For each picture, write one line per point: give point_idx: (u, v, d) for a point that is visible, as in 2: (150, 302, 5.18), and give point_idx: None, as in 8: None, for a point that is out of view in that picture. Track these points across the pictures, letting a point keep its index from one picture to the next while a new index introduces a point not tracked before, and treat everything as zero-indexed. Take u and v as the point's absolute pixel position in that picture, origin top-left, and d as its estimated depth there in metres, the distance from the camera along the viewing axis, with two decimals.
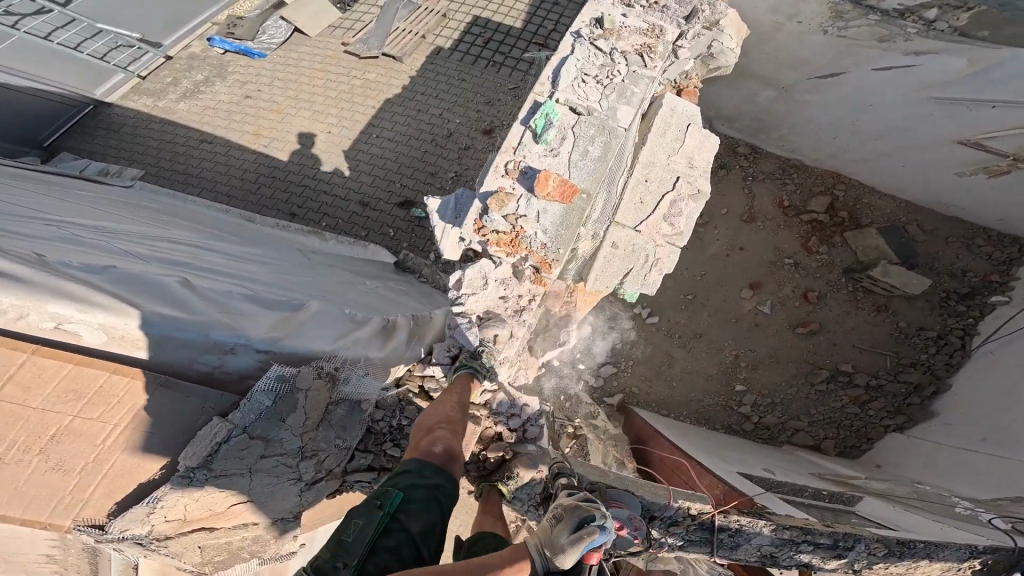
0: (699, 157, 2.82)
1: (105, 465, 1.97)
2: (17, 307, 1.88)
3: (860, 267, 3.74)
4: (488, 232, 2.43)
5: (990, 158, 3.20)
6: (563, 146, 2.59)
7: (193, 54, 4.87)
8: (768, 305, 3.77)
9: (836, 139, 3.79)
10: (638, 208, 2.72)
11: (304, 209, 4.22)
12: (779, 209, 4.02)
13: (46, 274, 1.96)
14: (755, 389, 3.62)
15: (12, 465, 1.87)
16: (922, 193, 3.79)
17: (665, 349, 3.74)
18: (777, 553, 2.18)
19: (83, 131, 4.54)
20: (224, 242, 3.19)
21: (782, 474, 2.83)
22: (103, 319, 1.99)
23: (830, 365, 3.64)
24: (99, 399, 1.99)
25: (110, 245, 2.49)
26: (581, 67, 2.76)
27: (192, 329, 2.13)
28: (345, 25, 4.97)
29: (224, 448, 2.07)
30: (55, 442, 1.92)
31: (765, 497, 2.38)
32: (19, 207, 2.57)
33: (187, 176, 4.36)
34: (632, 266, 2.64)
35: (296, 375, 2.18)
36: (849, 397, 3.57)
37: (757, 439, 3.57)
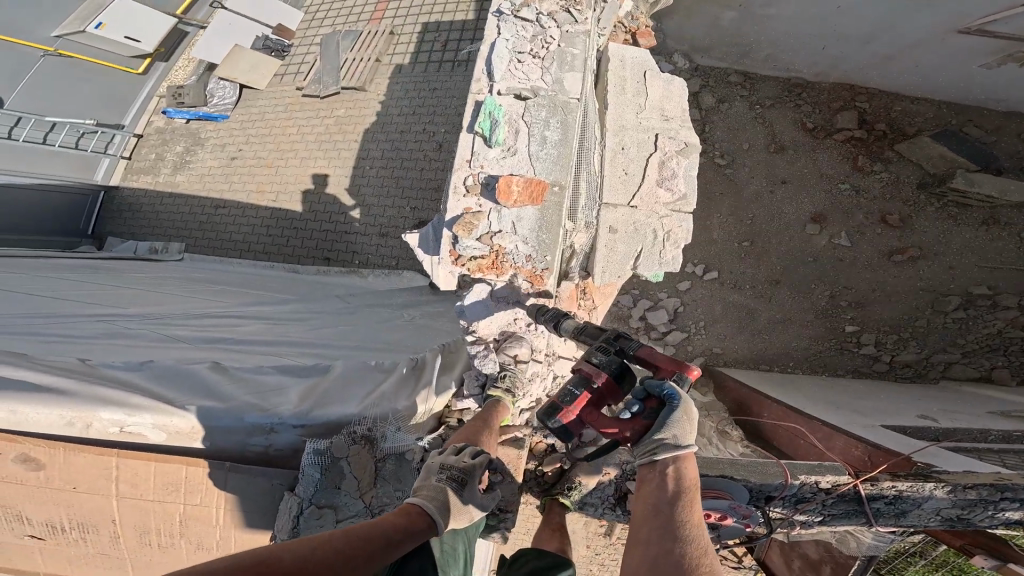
0: (671, 105, 2.65)
1: (231, 540, 2.08)
2: (78, 417, 1.96)
3: (935, 180, 3.44)
4: (466, 261, 2.18)
5: (999, 43, 3.06)
6: (518, 141, 2.28)
7: (160, 129, 4.81)
8: (843, 236, 3.50)
9: (827, 48, 3.48)
10: (624, 179, 2.50)
11: (336, 250, 4.15)
12: (807, 133, 3.71)
13: (86, 382, 1.99)
14: (871, 327, 3.39)
15: (169, 549, 2.09)
16: (961, 89, 3.48)
17: (742, 303, 3.52)
18: (967, 514, 1.90)
19: (114, 216, 4.62)
20: (264, 303, 3.09)
21: (944, 419, 2.52)
22: (151, 419, 1.99)
23: (960, 290, 3.33)
24: (190, 488, 2.01)
25: (155, 330, 2.47)
26: (513, 47, 2.41)
27: (227, 416, 2.04)
28: (291, 71, 4.89)
29: (302, 521, 1.96)
30: (184, 526, 2.06)
31: (932, 453, 2.06)
32: (79, 302, 2.59)
33: (223, 242, 4.35)
34: (641, 246, 2.44)
35: (331, 445, 2.01)
36: (1002, 320, 3.23)
37: (903, 379, 3.35)
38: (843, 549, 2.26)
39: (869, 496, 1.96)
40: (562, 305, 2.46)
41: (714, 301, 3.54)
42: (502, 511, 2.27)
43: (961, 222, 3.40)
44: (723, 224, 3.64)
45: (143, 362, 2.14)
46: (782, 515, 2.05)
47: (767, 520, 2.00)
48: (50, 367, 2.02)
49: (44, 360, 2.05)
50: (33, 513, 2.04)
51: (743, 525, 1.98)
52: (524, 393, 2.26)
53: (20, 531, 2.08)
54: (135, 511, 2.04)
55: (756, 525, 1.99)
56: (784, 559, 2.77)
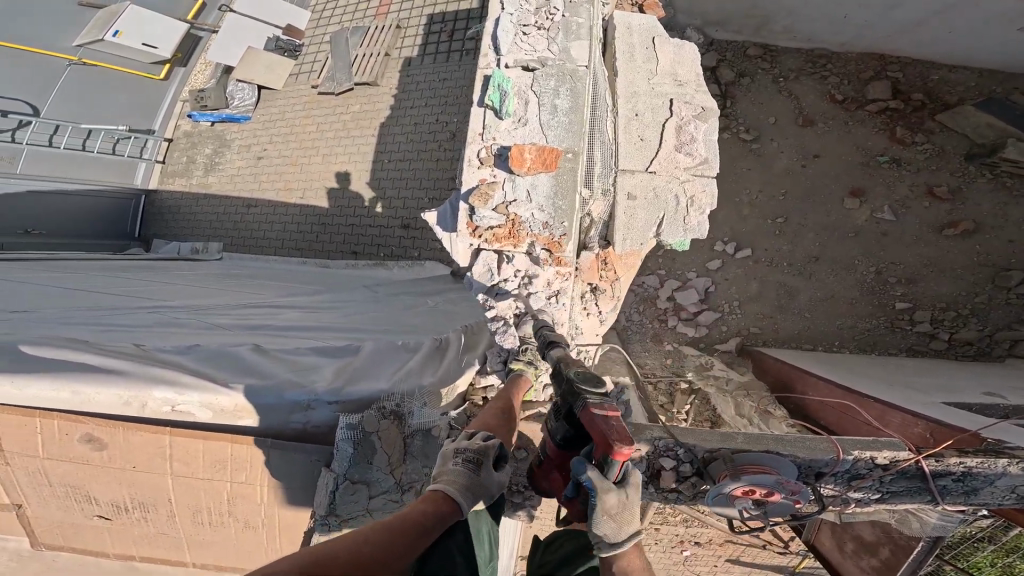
0: (684, 71, 2.62)
1: (275, 519, 2.19)
2: (134, 397, 2.01)
3: (986, 151, 3.25)
4: (483, 232, 2.24)
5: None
6: (529, 112, 2.30)
7: (188, 132, 4.89)
8: (886, 209, 3.37)
9: (853, 17, 3.35)
10: (641, 146, 2.48)
11: (363, 244, 4.20)
12: (835, 105, 3.58)
13: (142, 363, 2.02)
14: (925, 304, 3.26)
15: (220, 525, 2.22)
16: (1002, 53, 3.29)
17: (779, 283, 3.44)
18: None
19: (157, 218, 4.76)
20: (298, 295, 3.15)
21: (1014, 397, 2.41)
22: (198, 397, 2.03)
23: (1019, 265, 3.18)
24: (236, 466, 2.10)
25: (200, 319, 2.50)
26: (518, 20, 2.41)
27: (267, 393, 2.08)
28: (305, 69, 4.92)
29: (338, 497, 2.06)
30: (232, 503, 2.17)
31: (997, 428, 1.99)
32: (129, 297, 2.66)
33: (257, 241, 4.45)
34: (663, 213, 2.39)
35: (361, 419, 2.05)
36: None
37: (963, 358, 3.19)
38: (904, 530, 2.20)
39: (934, 473, 1.89)
40: (580, 278, 2.53)
41: (747, 280, 3.47)
42: (529, 489, 2.25)
43: (1017, 193, 3.24)
44: (751, 200, 3.56)
45: (192, 346, 2.15)
46: (835, 492, 2.02)
47: (817, 496, 1.97)
48: (110, 351, 2.04)
49: (107, 347, 2.07)
50: (100, 493, 2.17)
51: (793, 501, 2.00)
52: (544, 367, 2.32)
53: (88, 511, 2.21)
54: (188, 489, 2.15)
55: (807, 502, 2.00)
56: (835, 540, 2.73)
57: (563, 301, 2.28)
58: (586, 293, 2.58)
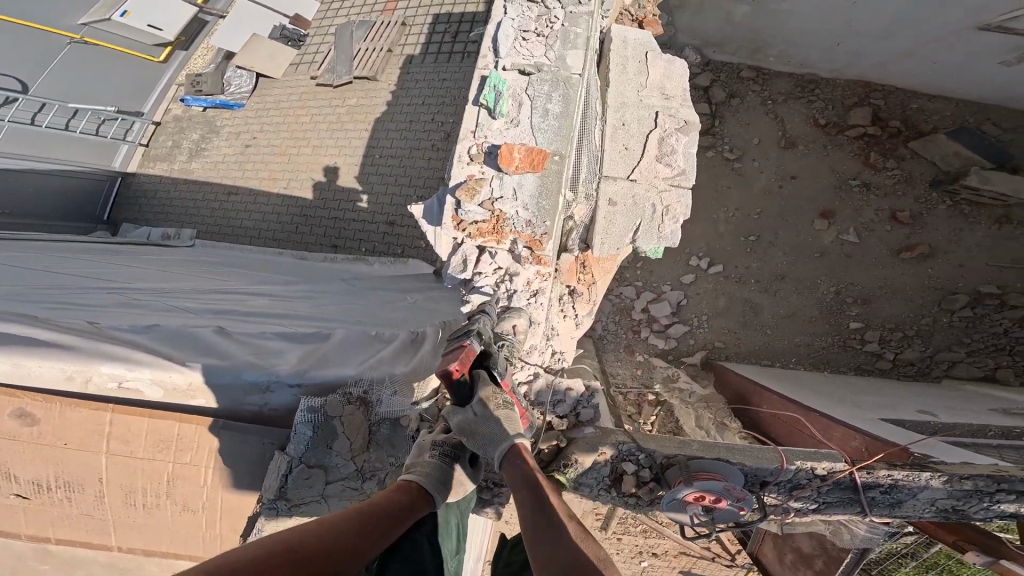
0: (670, 85, 2.63)
1: (216, 501, 2.14)
2: (78, 372, 2.00)
3: (949, 178, 3.37)
4: (467, 226, 2.21)
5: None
6: (522, 114, 2.30)
7: (177, 117, 4.84)
8: (851, 231, 3.47)
9: (843, 44, 3.46)
10: (624, 155, 2.47)
11: (344, 238, 4.18)
12: (817, 129, 3.67)
13: (90, 338, 2.00)
14: (876, 324, 3.35)
15: (155, 507, 2.16)
16: (977, 85, 3.39)
17: (745, 298, 3.51)
18: (962, 506, 1.89)
19: (130, 202, 4.67)
20: (272, 284, 3.13)
21: (945, 415, 2.51)
22: (149, 375, 2.01)
23: (967, 289, 3.27)
24: (179, 447, 2.08)
25: (167, 302, 2.47)
26: (519, 25, 2.44)
27: (226, 372, 2.05)
28: (306, 60, 4.91)
29: (291, 481, 2.01)
30: (171, 485, 2.13)
31: (926, 444, 2.07)
32: (93, 279, 2.63)
33: (234, 229, 4.40)
34: (640, 220, 2.39)
35: (324, 404, 2.00)
36: (1010, 319, 3.17)
37: (903, 377, 3.29)
38: (836, 541, 2.31)
39: (865, 484, 1.95)
40: (560, 278, 2.65)
41: (716, 295, 3.53)
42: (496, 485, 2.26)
43: (972, 221, 3.34)
44: (727, 211, 3.64)
45: (149, 326, 2.11)
46: (777, 501, 2.06)
47: (759, 504, 2.01)
48: (62, 327, 2.02)
49: (60, 322, 2.05)
50: (23, 471, 2.11)
51: (736, 508, 2.00)
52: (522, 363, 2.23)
53: (9, 486, 2.14)
54: (124, 469, 2.11)
55: (750, 509, 2.01)
56: (777, 553, 2.77)
57: (542, 300, 2.24)
58: (564, 296, 2.72)
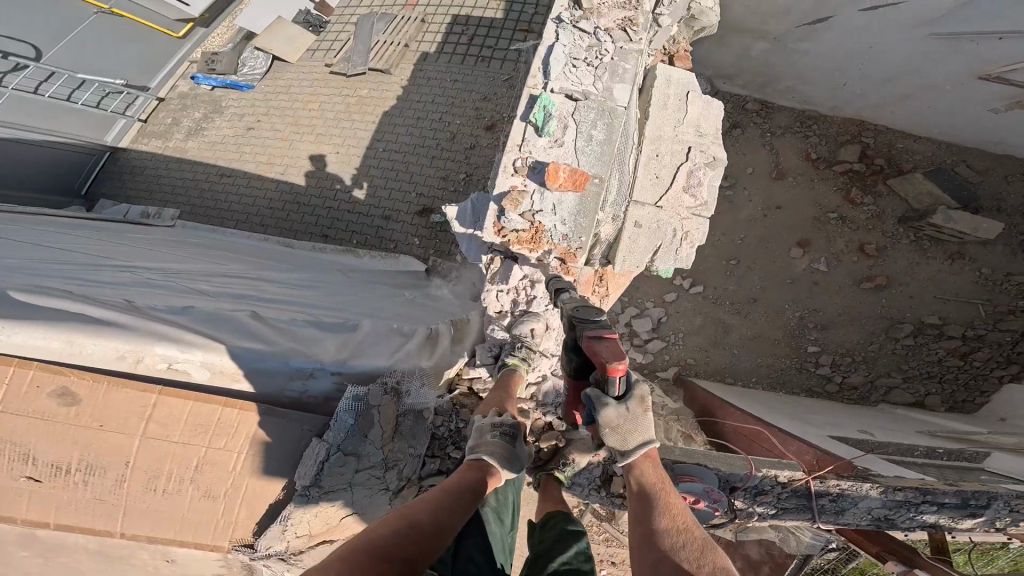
0: (707, 124, 2.63)
1: (243, 489, 2.04)
2: (132, 351, 2.02)
3: (917, 215, 3.55)
4: (508, 233, 2.27)
5: (1014, 90, 3.06)
6: (567, 136, 2.34)
7: (182, 94, 4.94)
8: (823, 260, 3.62)
9: (849, 87, 3.60)
10: (655, 184, 2.53)
11: (335, 228, 4.25)
12: (807, 163, 3.84)
13: (143, 318, 2.09)
14: (832, 349, 3.51)
15: (176, 494, 2.00)
16: (969, 131, 3.52)
17: (717, 318, 3.65)
18: (893, 515, 2.03)
19: (113, 176, 4.70)
20: (274, 271, 3.19)
21: (882, 435, 2.68)
22: (199, 357, 2.07)
23: (913, 319, 3.46)
24: (220, 431, 2.02)
25: (184, 284, 2.53)
26: (570, 53, 2.47)
27: (274, 359, 2.15)
28: (322, 47, 4.96)
29: (327, 468, 2.03)
30: (199, 472, 2.01)
31: (867, 459, 2.26)
32: (92, 257, 2.64)
33: (221, 213, 4.44)
34: (660, 242, 2.48)
35: (367, 393, 2.11)
36: (946, 349, 3.40)
37: (844, 399, 3.49)
38: (785, 547, 2.43)
39: (817, 493, 2.07)
40: (580, 289, 2.51)
41: (695, 313, 3.67)
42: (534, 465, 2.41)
43: (930, 255, 3.53)
44: (723, 232, 3.79)
45: (186, 308, 2.24)
46: (741, 506, 2.18)
47: (729, 507, 2.14)
48: (100, 305, 2.09)
49: (95, 297, 2.15)
50: (45, 453, 1.94)
51: (712, 509, 2.09)
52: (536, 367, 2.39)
53: (19, 472, 1.94)
54: (157, 453, 1.99)
55: (722, 512, 2.12)
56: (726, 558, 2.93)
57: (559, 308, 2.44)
58: None
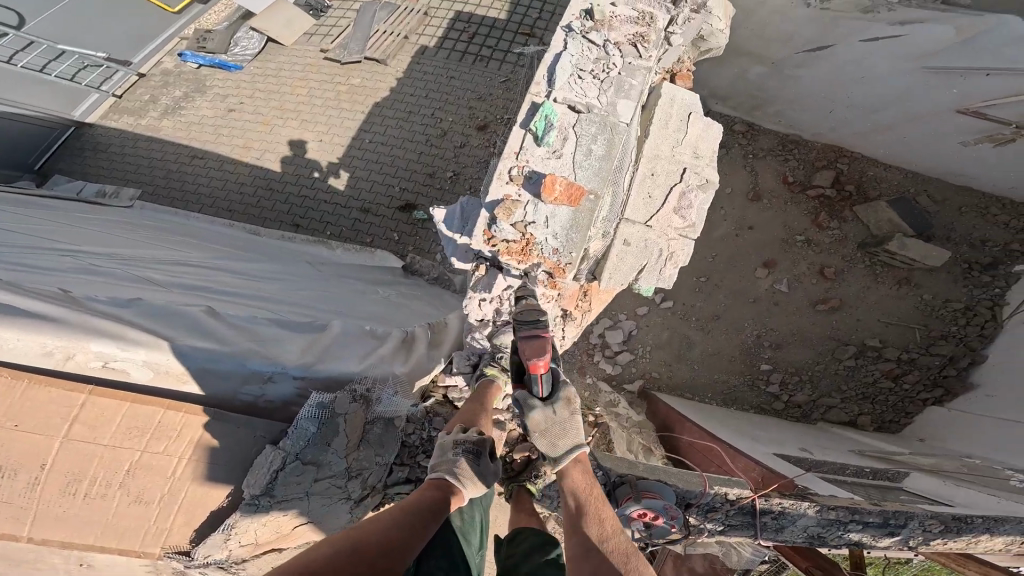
0: (705, 146, 2.68)
1: (180, 494, 1.97)
2: (60, 347, 1.90)
3: (875, 241, 3.71)
4: (497, 242, 2.21)
5: (992, 126, 3.20)
6: (566, 147, 2.31)
7: (166, 71, 4.78)
8: (784, 281, 3.76)
9: (833, 113, 3.76)
10: (647, 202, 2.55)
11: (307, 218, 4.17)
12: (784, 185, 3.97)
13: (81, 313, 1.97)
14: (782, 367, 3.63)
15: (98, 499, 1.91)
16: (929, 163, 3.72)
17: (682, 333, 3.75)
18: (824, 533, 2.13)
19: (70, 153, 4.48)
20: (235, 260, 3.13)
21: (819, 453, 2.81)
22: (143, 356, 1.97)
23: (856, 341, 3.62)
24: (159, 434, 1.96)
25: (129, 273, 2.45)
26: (576, 63, 2.45)
27: (230, 361, 2.09)
28: (321, 32, 4.87)
29: (281, 477, 2.00)
30: (132, 476, 1.93)
31: (806, 477, 2.34)
32: (33, 238, 2.53)
33: (186, 194, 4.31)
34: (647, 260, 2.51)
35: (333, 401, 2.09)
36: (881, 370, 3.55)
37: (788, 417, 3.59)
38: (726, 562, 2.54)
39: (760, 510, 2.16)
40: (562, 303, 2.51)
41: (661, 328, 3.76)
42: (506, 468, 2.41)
43: (879, 280, 3.69)
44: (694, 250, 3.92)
45: (133, 302, 2.16)
46: (694, 522, 2.24)
47: (684, 524, 2.18)
48: (30, 294, 1.99)
49: (28, 287, 2.04)
50: None
51: (669, 527, 2.14)
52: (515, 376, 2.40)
53: None
54: (80, 456, 1.90)
55: (679, 529, 2.16)
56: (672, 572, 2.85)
57: None
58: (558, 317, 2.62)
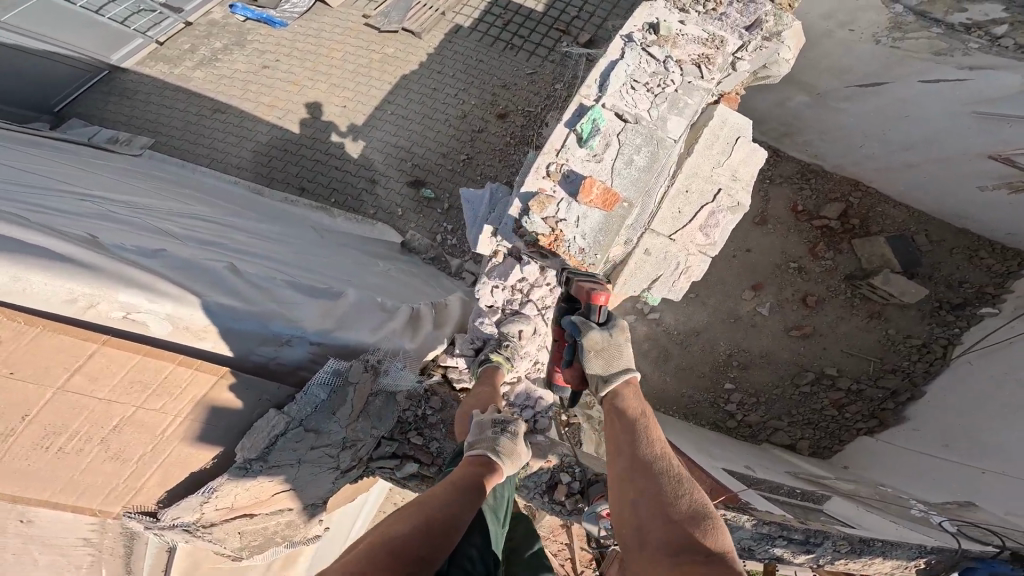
0: (744, 170, 2.66)
1: (158, 459, 1.98)
2: (86, 295, 1.75)
3: (862, 274, 3.80)
4: (527, 233, 2.25)
5: (1012, 173, 3.11)
6: (608, 153, 2.34)
7: (213, 21, 4.73)
8: (767, 305, 3.84)
9: (865, 147, 3.72)
10: (675, 217, 2.59)
11: (314, 183, 4.17)
12: (791, 213, 4.02)
13: (105, 260, 1.85)
14: (743, 388, 3.72)
15: (74, 454, 1.85)
16: (944, 206, 3.71)
17: (662, 345, 3.82)
18: (755, 547, 2.27)
19: (90, 101, 4.45)
20: (246, 219, 3.16)
21: (760, 472, 2.93)
22: (168, 309, 1.87)
23: (817, 368, 3.73)
24: (164, 389, 1.88)
25: (148, 223, 2.42)
26: (631, 74, 2.45)
27: (252, 320, 2.05)
28: None
29: (281, 441, 2.05)
30: (118, 432, 1.87)
31: (748, 492, 2.47)
32: (51, 179, 2.53)
33: (199, 146, 4.29)
34: (663, 272, 2.58)
35: (348, 368, 2.10)
36: (829, 399, 3.67)
37: (736, 435, 3.69)
38: None
39: None
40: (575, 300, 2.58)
41: (647, 338, 3.84)
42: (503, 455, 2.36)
43: (854, 310, 3.78)
44: None
45: (157, 254, 2.09)
46: None
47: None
48: (58, 234, 1.89)
49: (54, 226, 1.96)
50: None
51: None
52: (516, 365, 2.37)
53: None
54: (72, 406, 1.77)
55: None
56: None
57: (548, 314, 2.42)
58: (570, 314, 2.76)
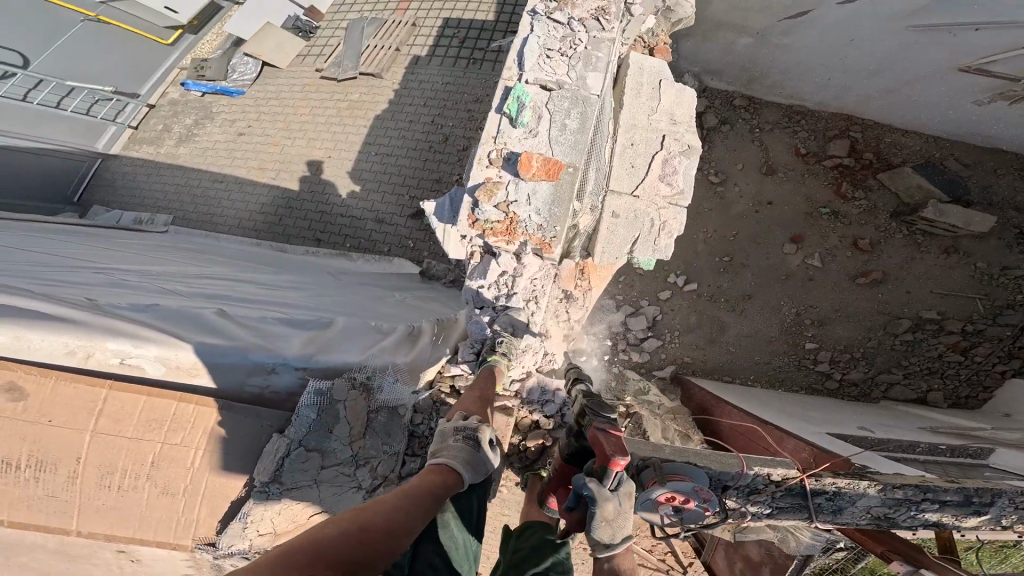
0: (680, 112, 2.56)
1: (201, 484, 1.95)
2: (80, 346, 1.90)
3: (908, 209, 3.57)
4: (482, 225, 2.28)
5: (998, 84, 3.08)
6: (541, 125, 2.35)
7: (173, 100, 4.89)
8: (817, 256, 3.63)
9: (834, 79, 3.57)
10: (630, 172, 2.46)
11: (328, 232, 4.18)
12: (798, 158, 3.83)
13: (96, 314, 1.90)
14: (829, 345, 3.51)
15: (131, 492, 1.92)
16: (943, 126, 3.59)
17: (712, 315, 3.63)
18: (893, 514, 1.98)
19: (102, 184, 4.60)
20: (273, 274, 3.17)
21: (882, 431, 2.69)
22: (155, 352, 1.94)
23: (910, 314, 3.48)
24: (177, 424, 1.94)
25: (156, 284, 2.42)
26: (544, 44, 2.48)
27: (231, 353, 2.03)
28: (314, 52, 4.93)
29: (288, 464, 2.00)
30: (156, 467, 1.93)
31: (864, 457, 2.24)
32: (70, 257, 2.56)
33: (212, 218, 4.37)
34: (638, 233, 2.40)
35: (331, 388, 2.07)
36: (944, 344, 3.42)
37: (842, 396, 3.51)
38: (783, 547, 2.47)
39: (813, 490, 2.00)
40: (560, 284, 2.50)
41: (689, 312, 3.65)
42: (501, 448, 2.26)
43: (924, 249, 3.54)
44: (712, 229, 3.79)
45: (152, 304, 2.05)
46: (735, 504, 2.11)
47: (721, 507, 2.03)
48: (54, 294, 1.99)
49: (47, 286, 2.05)
50: None
51: (703, 511, 1.92)
52: (517, 363, 2.36)
53: None
54: (104, 447, 1.90)
55: (716, 512, 1.94)
56: (727, 561, 3.00)
57: (541, 300, 2.35)
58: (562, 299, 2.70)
